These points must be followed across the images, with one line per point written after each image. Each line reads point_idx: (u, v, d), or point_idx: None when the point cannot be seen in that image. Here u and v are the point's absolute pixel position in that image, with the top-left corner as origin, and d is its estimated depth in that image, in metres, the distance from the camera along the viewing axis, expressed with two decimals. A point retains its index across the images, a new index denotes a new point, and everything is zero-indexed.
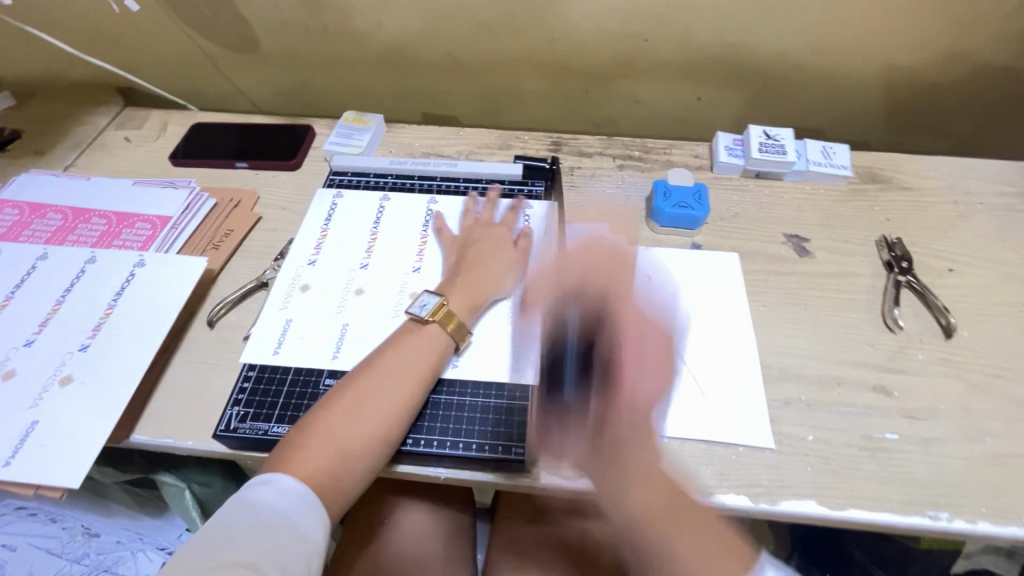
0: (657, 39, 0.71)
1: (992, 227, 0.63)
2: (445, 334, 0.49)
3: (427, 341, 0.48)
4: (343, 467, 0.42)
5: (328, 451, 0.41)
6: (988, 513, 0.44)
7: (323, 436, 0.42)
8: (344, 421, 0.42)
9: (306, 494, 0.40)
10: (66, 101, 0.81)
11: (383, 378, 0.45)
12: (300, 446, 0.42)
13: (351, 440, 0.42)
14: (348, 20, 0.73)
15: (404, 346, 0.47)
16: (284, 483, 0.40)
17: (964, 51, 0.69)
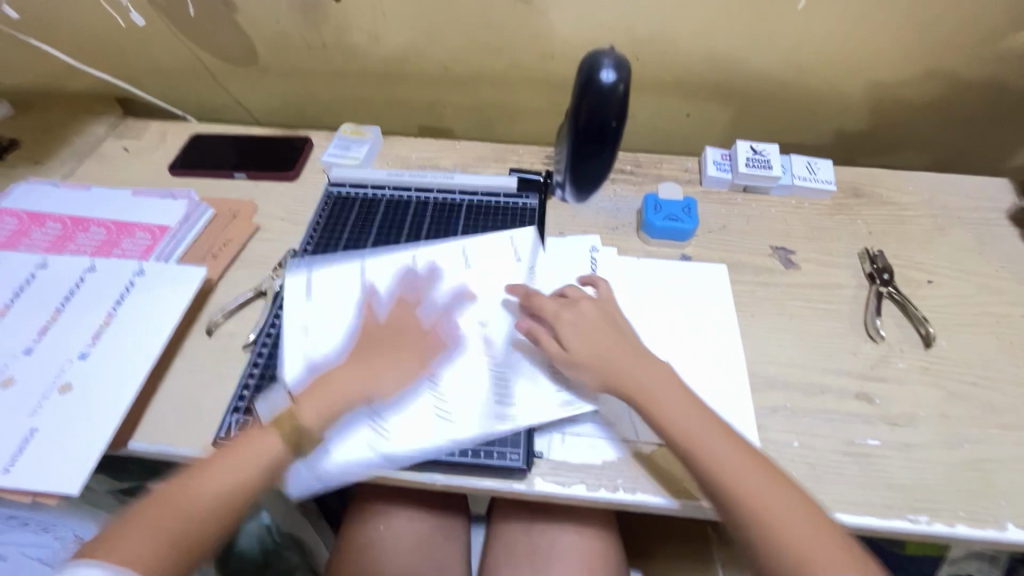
0: (647, 57, 0.73)
1: (969, 240, 0.65)
2: (280, 441, 0.45)
3: (258, 450, 0.45)
4: (154, 564, 0.39)
5: (130, 549, 0.39)
6: (966, 516, 0.45)
7: (141, 529, 0.40)
8: (150, 521, 0.41)
9: (121, 575, 0.38)
10: (65, 111, 0.81)
11: (194, 484, 0.43)
12: (121, 537, 0.40)
13: (159, 543, 0.40)
14: (348, 36, 0.75)
15: (240, 451, 0.44)
16: (91, 571, 0.37)
17: (940, 72, 0.72)
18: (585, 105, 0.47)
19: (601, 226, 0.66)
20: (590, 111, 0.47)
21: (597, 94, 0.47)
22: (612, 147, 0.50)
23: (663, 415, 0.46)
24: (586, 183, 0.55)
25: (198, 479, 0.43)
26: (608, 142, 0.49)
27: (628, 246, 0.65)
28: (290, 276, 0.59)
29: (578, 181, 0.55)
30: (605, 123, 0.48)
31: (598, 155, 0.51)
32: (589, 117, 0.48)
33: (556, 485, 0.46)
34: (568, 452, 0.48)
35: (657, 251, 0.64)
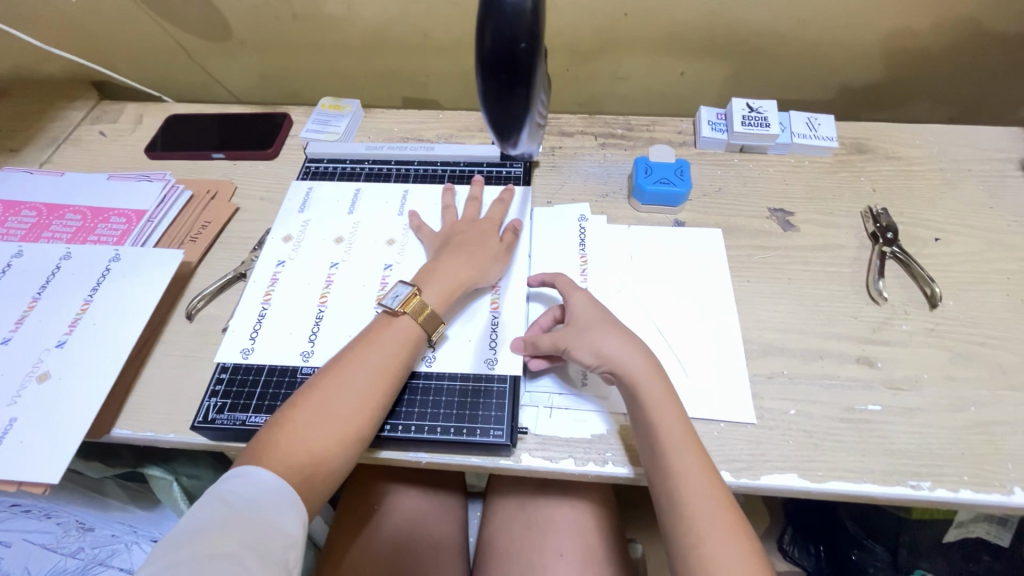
0: (637, 13, 0.69)
1: (980, 194, 0.62)
2: (416, 324, 0.47)
3: (395, 335, 0.46)
4: (328, 457, 0.41)
5: (302, 448, 0.40)
6: (970, 481, 0.43)
7: (296, 430, 0.41)
8: (314, 415, 0.42)
9: (281, 487, 0.38)
10: (40, 97, 0.80)
11: (367, 367, 0.44)
12: (269, 442, 0.41)
13: (331, 433, 0.41)
14: (320, 4, 0.71)
15: (378, 337, 0.46)
16: (260, 476, 0.38)
17: (953, 16, 0.67)
18: (487, 23, 0.33)
19: (590, 194, 0.64)
20: (491, 37, 0.33)
21: (501, 17, 0.32)
22: (527, 81, 0.35)
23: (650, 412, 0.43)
24: (503, 124, 0.38)
25: (312, 402, 0.42)
26: (522, 74, 0.34)
27: (618, 213, 0.62)
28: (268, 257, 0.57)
29: (499, 119, 0.38)
30: (511, 50, 0.33)
31: (513, 91, 0.35)
32: (492, 40, 0.33)
33: (542, 459, 0.45)
34: (554, 428, 0.47)
35: (649, 217, 0.62)
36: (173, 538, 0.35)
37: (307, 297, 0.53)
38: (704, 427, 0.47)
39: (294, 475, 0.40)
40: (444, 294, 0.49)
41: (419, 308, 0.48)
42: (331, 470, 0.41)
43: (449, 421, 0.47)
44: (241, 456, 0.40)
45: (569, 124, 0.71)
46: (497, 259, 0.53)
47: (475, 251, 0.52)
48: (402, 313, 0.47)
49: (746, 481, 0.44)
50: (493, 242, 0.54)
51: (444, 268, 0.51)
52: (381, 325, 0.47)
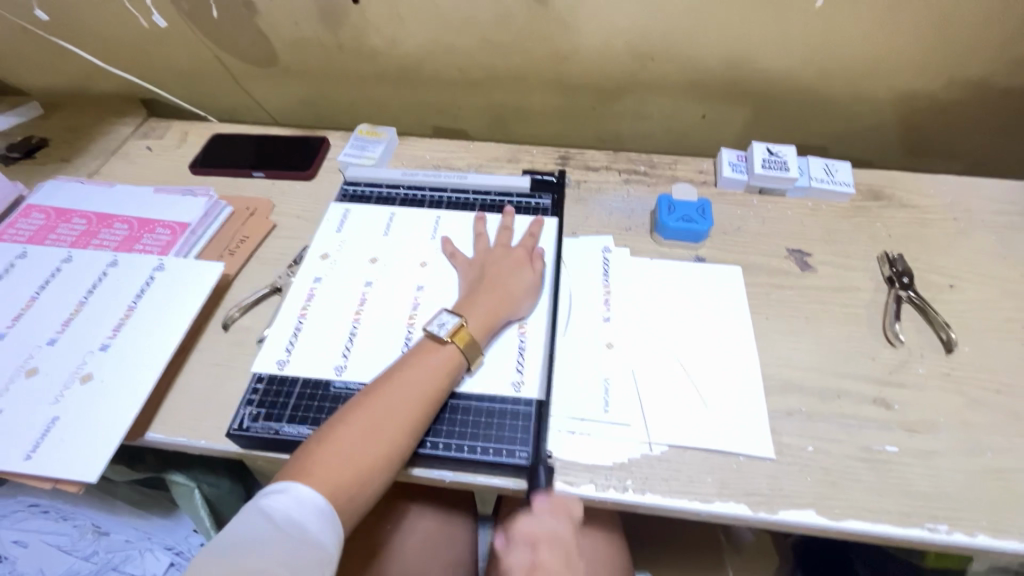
0: (663, 59, 0.73)
1: (993, 244, 0.64)
2: (460, 352, 0.49)
3: (439, 360, 0.48)
4: (370, 478, 0.42)
5: (349, 467, 0.42)
6: (987, 526, 0.44)
7: (344, 448, 0.42)
8: (362, 434, 0.43)
9: (322, 505, 0.40)
10: (91, 111, 0.84)
11: (411, 390, 0.46)
12: (317, 458, 0.42)
13: (376, 453, 0.43)
14: (364, 38, 0.76)
15: (423, 360, 0.48)
16: (304, 493, 0.40)
17: (965, 74, 0.70)
18: None
19: (614, 227, 0.66)
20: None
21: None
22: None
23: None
24: None
25: (358, 421, 0.44)
26: None
27: (641, 246, 0.64)
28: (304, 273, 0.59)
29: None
30: None
31: None
32: None
33: (563, 484, 0.46)
34: (576, 453, 0.48)
35: (670, 251, 0.64)
36: (214, 555, 0.36)
37: (342, 314, 0.55)
38: (723, 459, 0.48)
39: (342, 493, 0.41)
40: (486, 323, 0.51)
41: (464, 337, 0.49)
42: (374, 488, 0.43)
43: (475, 441, 0.48)
44: (286, 471, 0.41)
45: (594, 159, 0.74)
46: (532, 288, 0.56)
47: (513, 282, 0.55)
48: (448, 342, 0.49)
49: (765, 514, 0.45)
50: (527, 270, 0.56)
51: (486, 298, 0.53)
52: (426, 350, 0.49)
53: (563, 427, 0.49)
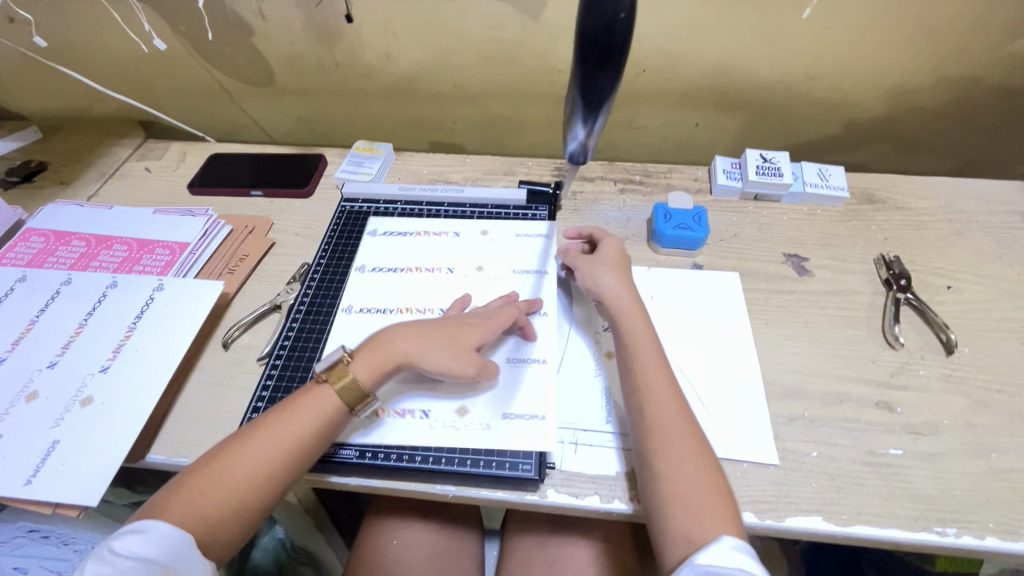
0: (655, 69, 0.74)
1: (988, 245, 0.64)
2: (335, 395, 0.46)
3: (321, 401, 0.46)
4: (239, 512, 0.41)
5: (207, 503, 0.40)
6: (995, 529, 0.44)
7: (202, 485, 0.41)
8: (225, 470, 0.42)
9: (178, 542, 0.38)
10: (90, 134, 0.85)
11: (289, 428, 0.44)
12: (178, 491, 0.41)
13: (235, 490, 0.41)
14: (360, 56, 0.77)
15: (314, 398, 0.46)
16: (158, 534, 0.38)
17: (954, 77, 0.71)
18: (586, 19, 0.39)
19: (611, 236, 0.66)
20: (593, 14, 0.38)
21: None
22: (618, 59, 0.40)
23: (660, 429, 0.44)
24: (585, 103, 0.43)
25: (235, 455, 0.43)
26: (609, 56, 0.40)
27: (638, 255, 0.64)
28: (304, 290, 0.60)
29: (584, 95, 0.43)
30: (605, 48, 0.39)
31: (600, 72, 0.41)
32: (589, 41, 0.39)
33: (569, 496, 0.46)
34: (579, 463, 0.48)
35: (668, 260, 0.64)
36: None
37: (343, 331, 0.55)
38: (727, 467, 0.47)
39: (191, 529, 0.40)
40: (376, 366, 0.48)
41: (341, 376, 0.47)
42: (232, 527, 0.41)
43: (478, 454, 0.47)
44: (152, 503, 0.41)
45: (590, 169, 0.75)
46: (450, 343, 0.49)
47: (431, 330, 0.50)
48: (323, 381, 0.47)
49: (770, 522, 0.44)
50: (459, 325, 0.51)
51: (387, 337, 0.50)
52: (307, 391, 0.46)
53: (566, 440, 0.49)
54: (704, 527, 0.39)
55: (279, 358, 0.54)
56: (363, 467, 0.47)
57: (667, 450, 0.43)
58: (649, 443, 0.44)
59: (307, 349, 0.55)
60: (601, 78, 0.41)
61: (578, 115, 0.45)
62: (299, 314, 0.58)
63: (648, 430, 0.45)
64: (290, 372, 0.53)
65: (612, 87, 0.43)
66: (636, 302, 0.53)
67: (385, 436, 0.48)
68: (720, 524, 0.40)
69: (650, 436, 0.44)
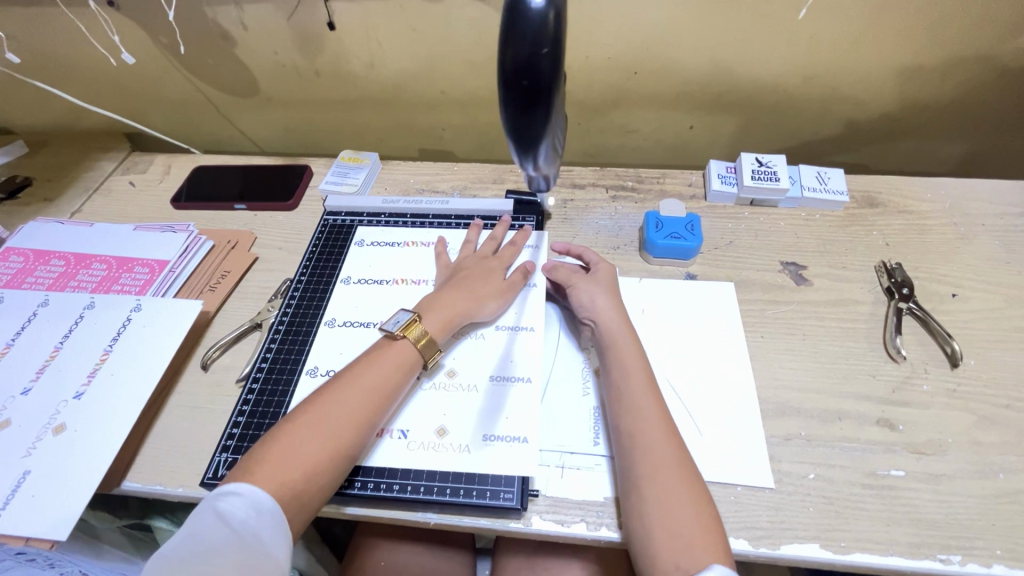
0: (647, 72, 0.72)
1: (995, 249, 0.61)
2: (415, 349, 0.49)
3: (395, 358, 0.48)
4: (318, 476, 0.41)
5: (294, 465, 0.40)
6: (1002, 556, 0.41)
7: (285, 448, 0.41)
8: (307, 430, 0.42)
9: (276, 512, 0.38)
10: (75, 147, 0.83)
11: (361, 385, 0.45)
12: (262, 458, 0.40)
13: (319, 450, 0.41)
14: (344, 64, 0.75)
15: (375, 359, 0.47)
16: (258, 499, 0.38)
17: (959, 74, 0.69)
18: (508, 45, 0.34)
19: (601, 246, 0.64)
20: (512, 49, 0.34)
21: (523, 26, 0.34)
22: (548, 98, 0.36)
23: (645, 453, 0.43)
24: (521, 137, 0.39)
25: (312, 415, 0.43)
26: (540, 94, 0.35)
27: (630, 265, 0.62)
28: (284, 308, 0.58)
29: (517, 135, 0.38)
30: (535, 81, 0.35)
31: (533, 111, 0.36)
32: (515, 72, 0.35)
33: (554, 523, 0.44)
34: (565, 489, 0.46)
35: (661, 270, 0.62)
36: (169, 553, 0.36)
37: (322, 353, 0.54)
38: (720, 491, 0.45)
39: (284, 491, 0.39)
40: (444, 322, 0.51)
41: (418, 334, 0.49)
42: (321, 487, 0.41)
43: (458, 481, 0.45)
44: (233, 475, 0.40)
45: (580, 176, 0.73)
46: (500, 294, 0.55)
47: (477, 285, 0.55)
48: (401, 338, 0.49)
49: (764, 550, 0.42)
50: (496, 278, 0.56)
51: (448, 297, 0.53)
52: (382, 347, 0.49)
53: (552, 464, 0.47)
54: (688, 555, 0.38)
55: (256, 380, 0.52)
56: (339, 496, 0.46)
57: (659, 473, 0.42)
58: (635, 466, 0.42)
59: (286, 370, 0.53)
60: (531, 119, 0.37)
61: (519, 152, 0.40)
62: (278, 334, 0.56)
63: (633, 448, 0.43)
64: (267, 396, 0.51)
65: (549, 125, 0.38)
66: (623, 319, 0.52)
67: (363, 464, 0.46)
68: (708, 553, 0.38)
69: (635, 459, 0.43)
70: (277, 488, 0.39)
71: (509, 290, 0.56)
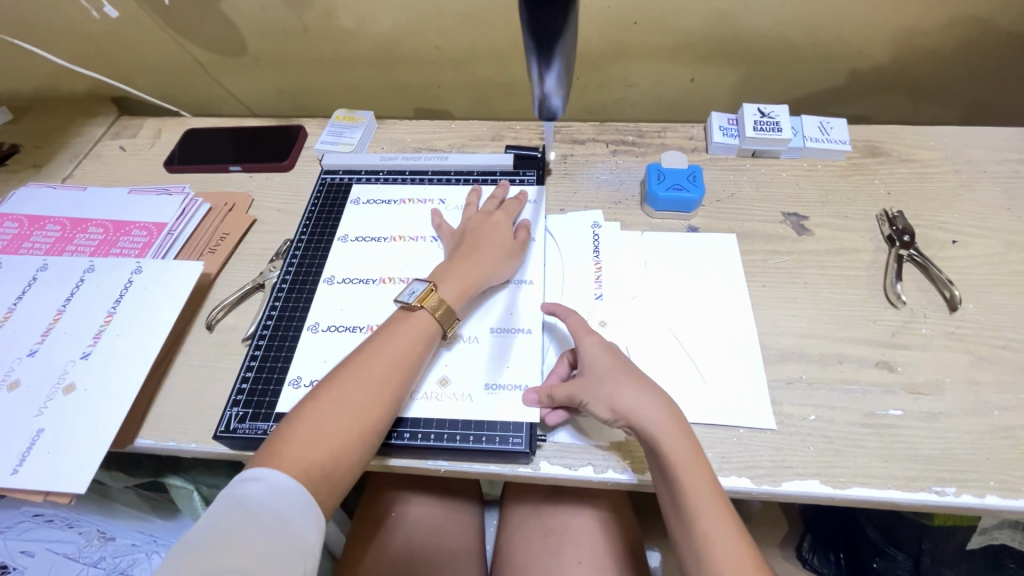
0: (647, 22, 0.70)
1: (996, 195, 0.61)
2: (433, 318, 0.48)
3: (412, 330, 0.47)
4: (344, 454, 0.41)
5: (321, 447, 0.40)
6: (996, 486, 0.43)
7: (310, 430, 0.40)
8: (332, 412, 0.41)
9: (296, 494, 0.38)
10: (62, 113, 0.81)
11: (383, 363, 0.44)
12: (288, 437, 0.40)
13: (345, 430, 0.41)
14: (334, 19, 0.72)
15: (394, 333, 0.47)
16: (278, 483, 0.38)
17: (966, 19, 0.67)
18: None
19: (603, 201, 0.64)
20: None
21: None
22: None
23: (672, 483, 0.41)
24: (540, 41, 0.39)
25: (333, 397, 0.42)
26: None
27: (631, 219, 0.62)
28: (286, 267, 0.58)
29: (536, 39, 0.39)
30: None
31: (553, 10, 0.37)
32: None
33: (560, 467, 0.45)
34: (572, 434, 0.47)
35: (663, 222, 0.62)
36: (185, 545, 0.35)
37: (326, 309, 0.54)
38: (723, 433, 0.47)
39: (314, 472, 0.39)
40: (461, 289, 0.50)
41: (436, 304, 0.48)
42: (349, 464, 0.41)
43: (468, 429, 0.46)
44: (260, 453, 0.40)
45: (580, 131, 0.71)
46: (512, 258, 0.54)
47: (489, 250, 0.53)
48: (419, 308, 0.48)
49: (766, 487, 0.44)
50: (506, 239, 0.55)
51: (463, 265, 0.51)
52: (399, 319, 0.48)
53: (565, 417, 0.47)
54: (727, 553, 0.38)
55: (262, 337, 0.53)
56: None
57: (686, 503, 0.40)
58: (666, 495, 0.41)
59: (291, 328, 0.53)
60: (550, 20, 0.38)
61: (537, 62, 0.41)
62: (281, 292, 0.56)
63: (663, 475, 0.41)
64: (273, 353, 0.51)
65: (566, 28, 0.39)
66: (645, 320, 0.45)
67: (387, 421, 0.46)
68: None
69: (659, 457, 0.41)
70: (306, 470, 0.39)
71: (520, 251, 0.55)
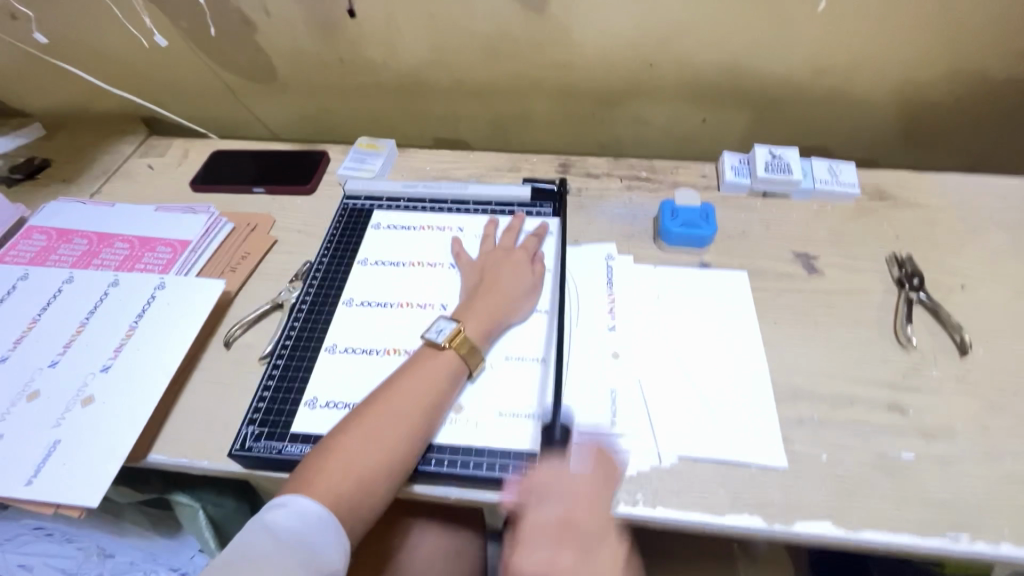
0: (661, 65, 0.73)
1: (1003, 242, 0.63)
2: (458, 355, 0.49)
3: (437, 365, 0.48)
4: (372, 487, 0.41)
5: (351, 479, 0.41)
6: (1010, 535, 0.43)
7: (341, 461, 0.41)
8: (361, 444, 0.42)
9: (324, 516, 0.39)
10: (94, 131, 0.84)
11: (412, 397, 0.45)
12: (318, 468, 0.41)
13: (375, 464, 0.42)
14: (362, 51, 0.76)
15: (421, 367, 0.47)
16: (305, 507, 0.39)
17: (969, 71, 0.70)
18: None
19: (616, 234, 0.65)
20: None
21: None
22: None
23: None
24: None
25: (363, 430, 0.43)
26: None
27: (644, 253, 0.63)
28: (306, 288, 0.59)
29: None
30: None
31: None
32: None
33: (572, 500, 0.45)
34: (584, 466, 0.47)
35: (675, 258, 0.63)
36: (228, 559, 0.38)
37: (346, 331, 0.55)
38: (736, 470, 0.47)
39: (343, 504, 0.40)
40: (486, 328, 0.51)
41: (462, 342, 0.49)
42: (376, 499, 0.42)
43: (481, 457, 0.46)
44: (290, 483, 0.41)
45: (595, 166, 0.74)
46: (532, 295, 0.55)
47: (511, 287, 0.54)
48: (446, 347, 0.49)
49: (779, 527, 0.43)
50: (526, 274, 0.56)
51: (486, 303, 0.53)
52: (426, 355, 0.48)
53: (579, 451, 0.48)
54: None
55: (281, 356, 0.53)
56: None
57: None
58: None
59: (308, 349, 0.54)
60: None
61: None
62: (300, 313, 0.57)
63: None
64: (291, 373, 0.52)
65: None
66: None
67: None
68: None
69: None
70: (335, 503, 0.40)
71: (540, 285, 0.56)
